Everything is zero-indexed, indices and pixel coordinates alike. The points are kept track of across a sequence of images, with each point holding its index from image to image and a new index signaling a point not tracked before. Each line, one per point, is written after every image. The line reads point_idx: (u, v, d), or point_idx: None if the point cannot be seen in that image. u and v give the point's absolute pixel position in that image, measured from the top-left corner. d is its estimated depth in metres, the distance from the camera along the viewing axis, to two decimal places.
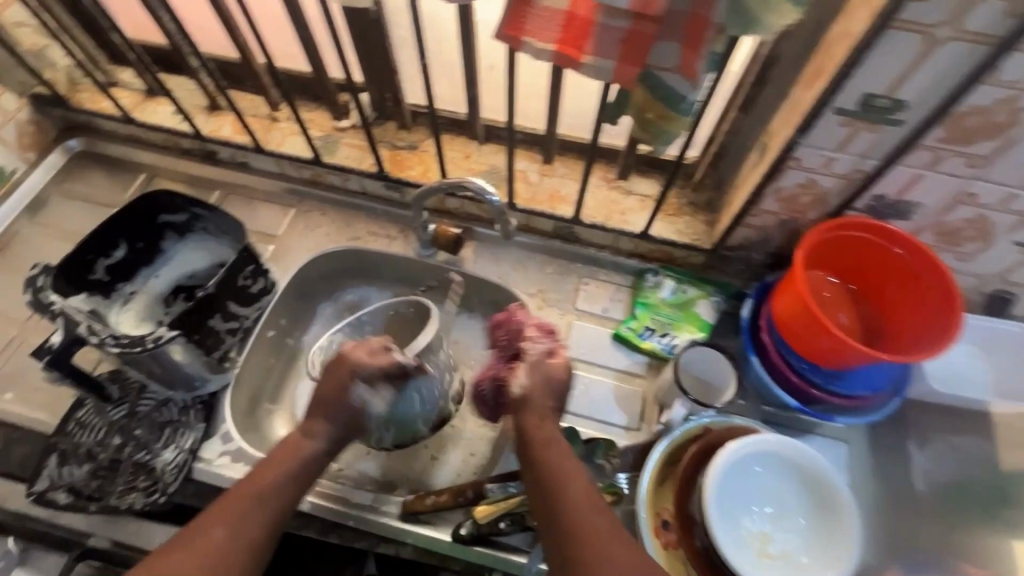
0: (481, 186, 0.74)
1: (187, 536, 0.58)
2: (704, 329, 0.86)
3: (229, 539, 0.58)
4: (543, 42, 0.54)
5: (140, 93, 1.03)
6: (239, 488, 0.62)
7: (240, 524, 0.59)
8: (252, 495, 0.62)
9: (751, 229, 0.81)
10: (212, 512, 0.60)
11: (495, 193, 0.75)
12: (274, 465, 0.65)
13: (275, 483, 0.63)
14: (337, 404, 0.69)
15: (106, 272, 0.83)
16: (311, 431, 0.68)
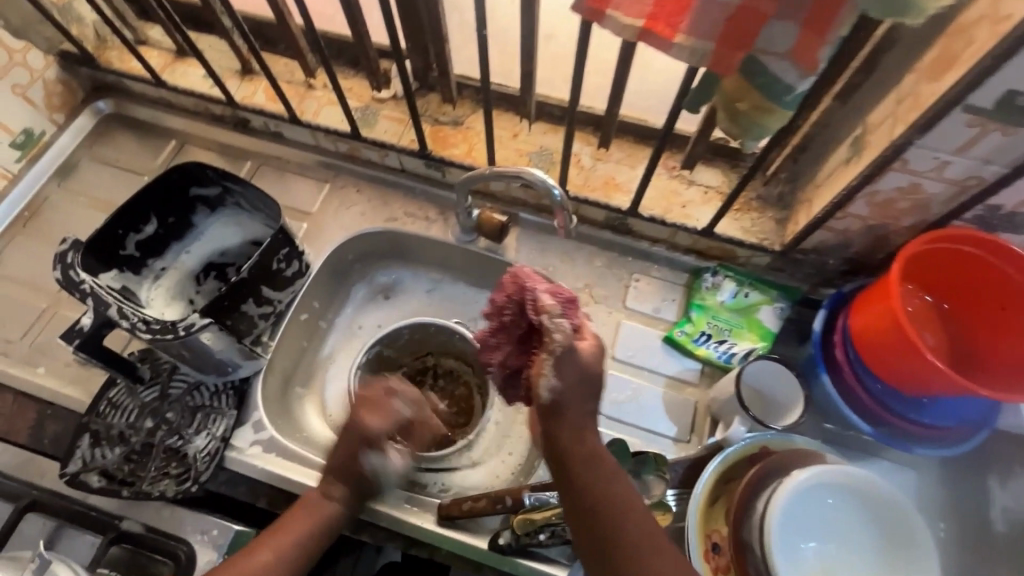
0: (542, 179, 0.68)
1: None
2: (765, 339, 0.79)
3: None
4: (631, 17, 0.46)
5: (171, 54, 0.98)
6: (263, 538, 0.61)
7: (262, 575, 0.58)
8: (276, 544, 0.61)
9: (832, 233, 0.73)
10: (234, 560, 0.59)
11: (555, 184, 0.68)
12: (297, 514, 0.64)
13: (297, 534, 0.62)
14: (352, 465, 0.66)
15: (137, 247, 0.80)
16: (332, 485, 0.66)
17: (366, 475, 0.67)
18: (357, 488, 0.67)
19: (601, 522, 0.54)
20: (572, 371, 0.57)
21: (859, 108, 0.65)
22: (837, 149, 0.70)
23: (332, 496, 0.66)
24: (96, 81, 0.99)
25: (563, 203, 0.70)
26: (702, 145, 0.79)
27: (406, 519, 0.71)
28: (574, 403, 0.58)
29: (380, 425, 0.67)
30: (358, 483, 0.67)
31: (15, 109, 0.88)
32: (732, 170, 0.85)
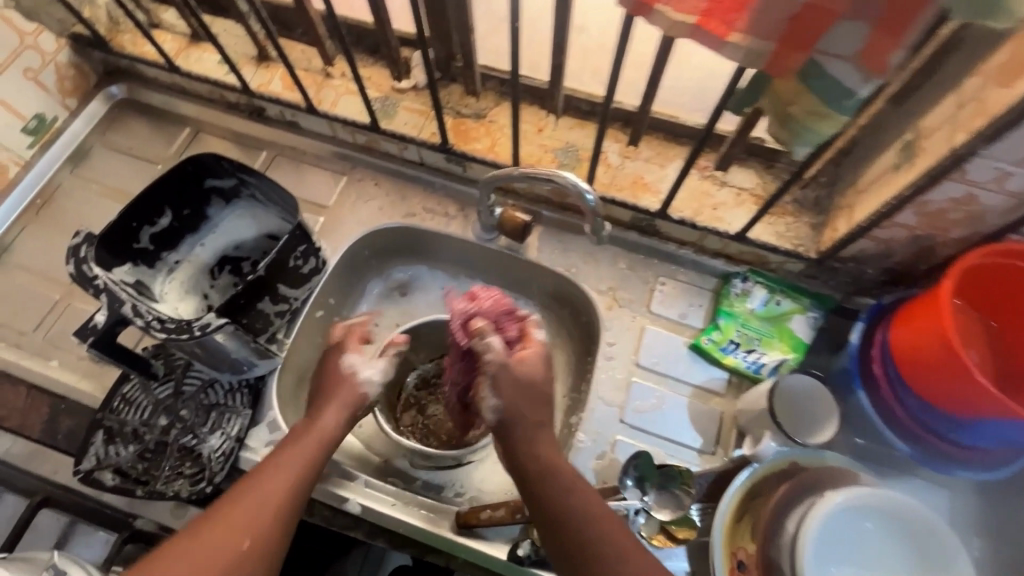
0: (574, 183, 0.65)
1: (215, 507, 0.57)
2: (797, 349, 0.76)
3: (254, 502, 0.57)
4: (682, 13, 0.43)
5: (185, 38, 0.95)
6: (266, 461, 0.61)
7: (266, 493, 0.58)
8: (277, 466, 0.60)
9: (875, 242, 0.69)
10: (239, 484, 0.59)
11: (588, 189, 0.65)
12: (296, 437, 0.64)
13: (296, 456, 0.62)
14: (336, 385, 0.69)
15: (151, 240, 0.78)
16: (322, 408, 0.67)
17: (338, 375, 0.70)
18: (344, 405, 0.68)
19: (571, 534, 0.55)
20: (508, 385, 0.66)
21: (913, 111, 0.61)
22: (886, 153, 0.66)
23: (322, 416, 0.66)
24: (109, 65, 0.97)
25: (595, 207, 0.66)
26: (739, 146, 0.75)
27: (423, 526, 0.69)
28: (522, 415, 0.65)
29: (353, 333, 0.74)
30: (345, 400, 0.68)
31: (27, 93, 0.86)
32: (767, 171, 0.81)
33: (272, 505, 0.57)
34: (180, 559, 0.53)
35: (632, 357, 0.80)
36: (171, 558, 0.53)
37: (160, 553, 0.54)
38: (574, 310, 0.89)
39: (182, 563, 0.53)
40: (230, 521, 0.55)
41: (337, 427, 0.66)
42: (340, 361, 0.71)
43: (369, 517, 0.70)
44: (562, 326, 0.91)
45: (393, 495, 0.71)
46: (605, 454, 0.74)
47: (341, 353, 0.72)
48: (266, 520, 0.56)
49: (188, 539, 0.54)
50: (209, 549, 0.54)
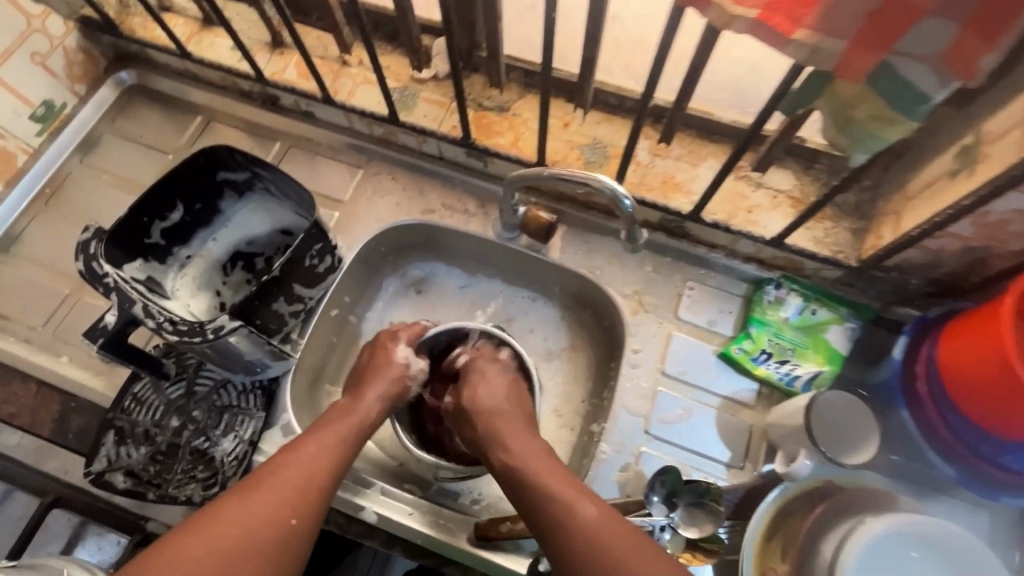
0: (611, 188, 0.62)
1: (261, 477, 0.59)
2: (833, 362, 0.73)
3: (301, 476, 0.59)
4: (745, 8, 0.39)
5: (197, 23, 0.91)
6: (307, 436, 0.64)
7: (311, 469, 0.60)
8: (320, 445, 0.63)
9: (925, 252, 0.65)
10: (282, 456, 0.61)
11: (626, 195, 0.62)
12: (335, 419, 0.67)
13: (334, 437, 0.65)
14: (384, 365, 0.74)
15: (162, 235, 0.75)
16: (362, 392, 0.71)
17: (382, 357, 0.75)
18: (384, 389, 0.72)
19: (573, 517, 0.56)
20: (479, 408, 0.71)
21: (976, 114, 0.57)
22: (940, 158, 0.62)
23: (363, 398, 0.70)
24: (119, 49, 0.93)
25: (633, 213, 0.64)
26: (779, 146, 0.71)
27: (440, 537, 0.67)
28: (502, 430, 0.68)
29: (410, 330, 0.78)
30: (386, 382, 0.72)
31: (35, 79, 0.83)
32: (806, 172, 0.77)
33: (317, 482, 0.60)
34: (231, 525, 0.54)
35: (657, 365, 0.77)
36: (220, 523, 0.54)
37: (204, 517, 0.55)
38: (597, 313, 0.85)
39: (231, 530, 0.54)
40: (278, 493, 0.57)
41: (374, 408, 0.70)
42: (389, 349, 0.75)
43: (385, 526, 0.68)
44: (584, 329, 0.88)
45: (409, 504, 0.69)
46: (629, 466, 0.72)
47: (394, 343, 0.76)
48: (311, 496, 0.59)
49: (236, 506, 0.56)
50: (257, 519, 0.55)
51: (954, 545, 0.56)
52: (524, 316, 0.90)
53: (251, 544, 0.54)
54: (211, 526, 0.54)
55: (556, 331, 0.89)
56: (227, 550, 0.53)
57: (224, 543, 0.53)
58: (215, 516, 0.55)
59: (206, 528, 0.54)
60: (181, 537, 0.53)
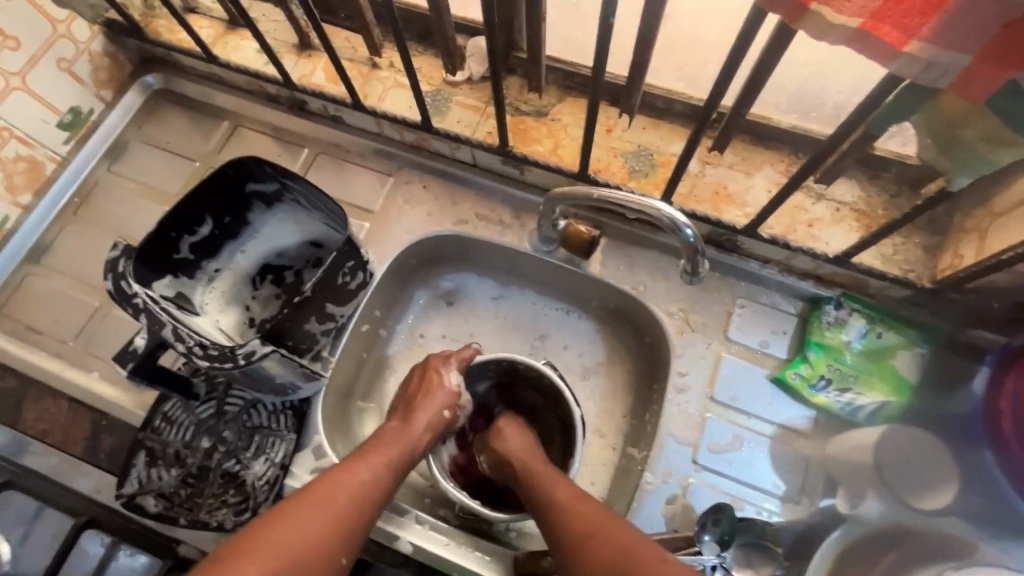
0: (670, 217, 0.57)
1: (316, 502, 0.56)
2: (899, 391, 0.67)
3: (355, 506, 0.57)
4: (845, 17, 0.37)
5: (222, 24, 0.88)
6: (356, 457, 0.61)
7: (364, 498, 0.58)
8: (372, 470, 0.61)
9: (1015, 276, 0.58)
10: (335, 479, 0.58)
11: (686, 222, 0.57)
12: (382, 441, 0.64)
13: (383, 460, 0.62)
14: (432, 396, 0.70)
15: (191, 250, 0.73)
16: (412, 414, 0.68)
17: (427, 387, 0.71)
18: (434, 416, 0.69)
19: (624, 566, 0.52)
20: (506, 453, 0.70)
21: None
22: None
23: (413, 423, 0.67)
24: (144, 52, 0.91)
25: (694, 242, 0.59)
26: (848, 157, 0.65)
27: (477, 570, 0.65)
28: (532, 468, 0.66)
29: (460, 354, 0.74)
30: (434, 408, 0.69)
31: (61, 86, 0.81)
32: (873, 182, 0.71)
33: (368, 514, 0.58)
34: (282, 558, 0.51)
35: (705, 390, 0.72)
36: (275, 555, 0.51)
37: (255, 546, 0.51)
38: (638, 330, 0.81)
39: (286, 564, 0.51)
40: (335, 527, 0.55)
41: (421, 437, 0.67)
42: (440, 374, 0.72)
43: (419, 557, 0.66)
44: (623, 346, 0.83)
45: (445, 534, 0.67)
46: (676, 498, 0.67)
47: (446, 367, 0.73)
48: (360, 528, 0.57)
49: (291, 538, 0.53)
50: (312, 555, 0.53)
51: None
52: (560, 333, 0.86)
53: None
54: (264, 558, 0.51)
55: (594, 347, 0.84)
56: None
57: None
58: (269, 546, 0.52)
59: (260, 560, 0.50)
60: (231, 564, 0.50)
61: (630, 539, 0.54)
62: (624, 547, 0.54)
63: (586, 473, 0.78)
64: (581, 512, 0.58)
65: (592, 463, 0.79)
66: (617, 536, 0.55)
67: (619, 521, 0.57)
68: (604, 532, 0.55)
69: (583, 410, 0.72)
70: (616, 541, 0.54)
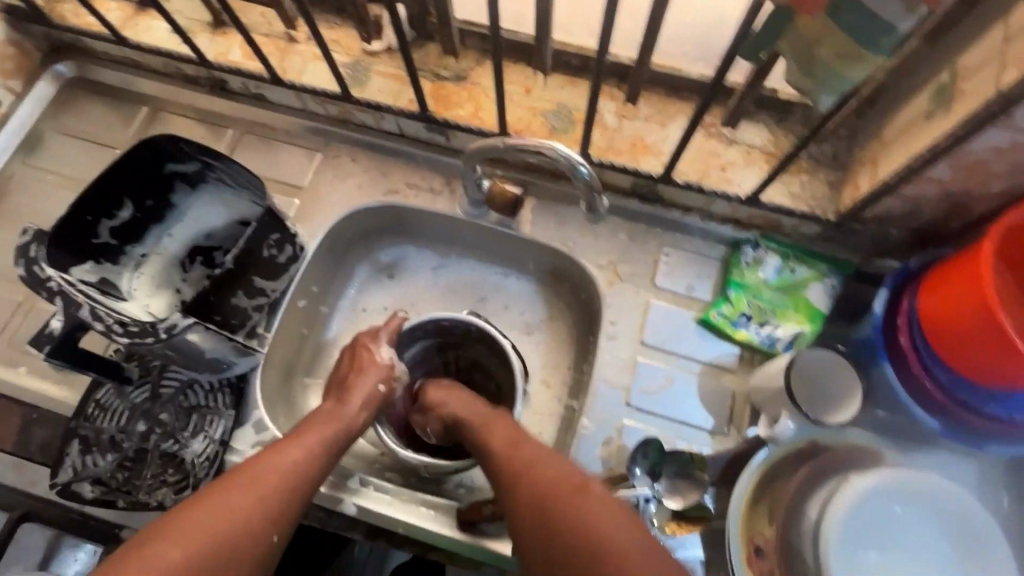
0: (565, 154, 0.60)
1: (242, 481, 0.55)
2: (813, 321, 0.71)
3: (282, 481, 0.57)
4: None
5: (132, 6, 0.86)
6: (290, 438, 0.61)
7: (294, 477, 0.58)
8: (301, 451, 0.60)
9: (904, 199, 0.62)
10: (266, 460, 0.58)
11: (580, 160, 0.60)
12: (316, 423, 0.65)
13: (315, 440, 0.62)
14: (363, 372, 0.72)
15: (111, 235, 0.72)
16: (346, 397, 0.69)
17: (358, 368, 0.72)
18: (368, 394, 0.70)
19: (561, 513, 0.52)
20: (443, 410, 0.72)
21: (948, 50, 0.55)
22: (919, 98, 0.59)
23: (348, 403, 0.68)
24: (53, 40, 0.88)
25: (590, 180, 0.62)
26: (748, 98, 0.68)
27: (423, 525, 0.66)
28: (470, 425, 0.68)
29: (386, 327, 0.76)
30: (370, 384, 0.71)
31: None
32: (779, 125, 0.74)
33: (299, 493, 0.58)
34: (207, 534, 0.50)
35: (636, 336, 0.75)
36: (196, 532, 0.50)
37: (173, 528, 0.50)
38: (574, 287, 0.83)
39: (206, 543, 0.50)
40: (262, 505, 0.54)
41: (357, 413, 0.68)
42: (371, 352, 0.74)
43: (366, 517, 0.67)
44: (562, 303, 0.85)
45: (390, 493, 0.68)
46: (612, 439, 0.70)
47: (375, 344, 0.75)
48: (291, 506, 0.57)
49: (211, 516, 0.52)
50: (236, 532, 0.52)
51: (936, 494, 0.56)
52: (500, 295, 0.87)
53: (228, 559, 0.51)
54: (189, 534, 0.50)
55: (533, 306, 0.86)
56: (207, 561, 0.49)
57: (205, 553, 0.50)
58: (186, 527, 0.50)
59: (181, 537, 0.50)
60: (156, 546, 0.49)
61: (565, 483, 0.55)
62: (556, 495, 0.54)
63: (532, 427, 0.81)
64: (518, 469, 0.58)
65: (537, 416, 0.81)
66: (543, 477, 0.56)
67: (553, 464, 0.58)
68: (535, 482, 0.56)
69: (521, 363, 0.75)
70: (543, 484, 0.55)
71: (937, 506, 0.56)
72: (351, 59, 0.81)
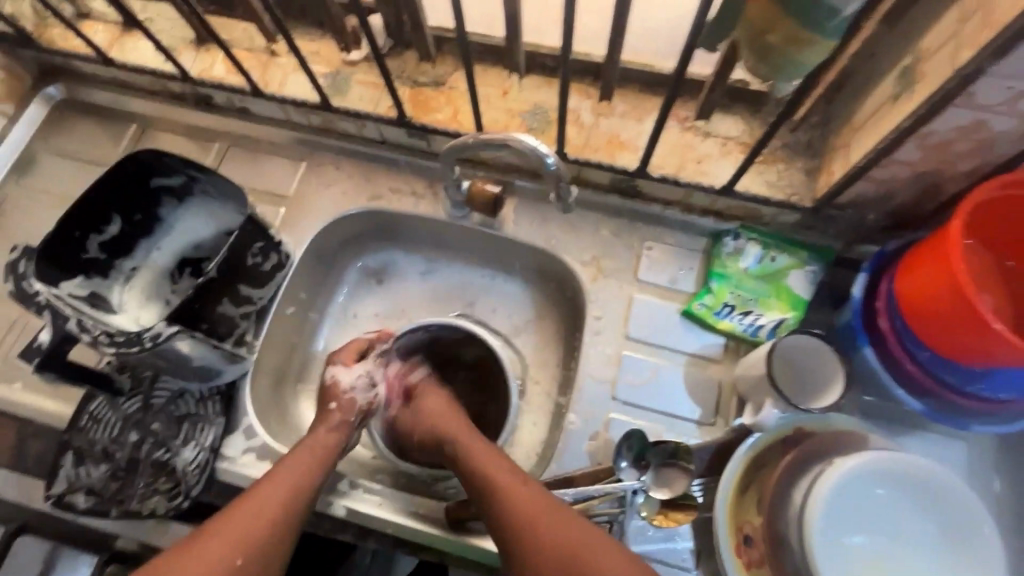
0: (533, 146, 0.61)
1: (228, 527, 0.56)
2: (796, 307, 0.71)
3: (256, 519, 0.57)
4: None
5: (117, 27, 0.88)
6: (276, 470, 0.61)
7: (276, 519, 0.58)
8: (281, 487, 0.60)
9: (876, 182, 0.63)
10: (251, 503, 0.58)
11: (547, 151, 0.60)
12: (303, 452, 0.64)
13: (297, 474, 0.62)
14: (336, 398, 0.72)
15: (100, 249, 0.74)
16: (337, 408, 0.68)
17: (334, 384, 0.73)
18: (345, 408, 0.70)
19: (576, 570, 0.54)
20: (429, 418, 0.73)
21: (909, 31, 0.56)
22: (885, 81, 0.59)
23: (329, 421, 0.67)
24: (43, 64, 0.91)
25: (557, 170, 0.62)
26: (717, 89, 0.68)
27: (413, 524, 0.67)
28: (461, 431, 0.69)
29: (348, 350, 0.76)
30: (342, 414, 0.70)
31: None
32: (753, 115, 0.75)
33: (286, 536, 0.58)
34: None
35: (620, 330, 0.75)
36: None
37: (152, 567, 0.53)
38: (560, 285, 0.84)
39: None
40: (240, 546, 0.55)
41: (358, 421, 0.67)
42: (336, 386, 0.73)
43: (356, 519, 0.68)
44: (548, 301, 0.86)
45: (380, 494, 0.69)
46: (599, 433, 0.70)
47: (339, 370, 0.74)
48: (277, 552, 0.57)
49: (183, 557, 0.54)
50: None
51: (925, 476, 0.55)
52: (487, 296, 0.88)
53: None
54: None
55: (520, 305, 0.87)
56: None
57: None
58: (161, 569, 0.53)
59: None
60: None
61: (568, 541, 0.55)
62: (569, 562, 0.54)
63: (523, 424, 0.81)
64: (501, 506, 0.59)
65: (527, 414, 0.81)
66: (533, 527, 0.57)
67: (558, 506, 0.58)
68: (537, 541, 0.56)
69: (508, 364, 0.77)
70: (546, 543, 0.56)
71: (920, 488, 0.56)
72: (331, 69, 0.83)
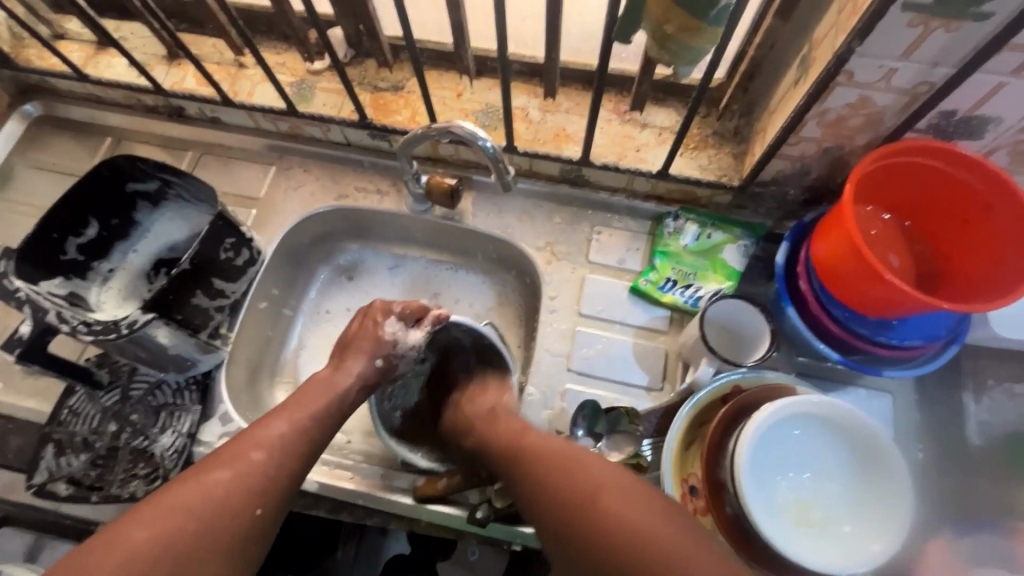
0: (472, 132, 0.67)
1: (225, 460, 0.54)
2: (730, 279, 0.77)
3: (275, 470, 0.56)
4: None
5: (92, 46, 0.93)
6: (277, 412, 0.61)
7: (275, 447, 0.57)
8: (280, 434, 0.58)
9: (790, 160, 0.70)
10: (247, 439, 0.57)
11: (483, 137, 0.67)
12: (302, 399, 0.64)
13: (306, 411, 0.62)
14: (369, 337, 0.72)
15: (79, 251, 0.78)
16: (344, 366, 0.69)
17: (354, 329, 0.74)
18: (363, 370, 0.70)
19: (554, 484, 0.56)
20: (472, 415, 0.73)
21: (803, 23, 0.63)
22: (788, 69, 0.67)
23: (343, 372, 0.69)
24: (21, 82, 0.95)
25: (496, 154, 0.68)
26: (647, 82, 0.76)
27: (382, 495, 0.72)
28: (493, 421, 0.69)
29: (409, 305, 0.74)
30: (366, 358, 0.70)
31: None
32: (684, 108, 0.82)
33: (283, 476, 0.56)
34: (180, 513, 0.50)
35: (574, 308, 0.80)
36: (165, 514, 0.50)
37: (156, 503, 0.51)
38: (519, 272, 0.89)
39: (192, 528, 0.50)
40: (260, 496, 0.54)
41: (350, 387, 0.68)
42: (378, 322, 0.73)
43: (328, 493, 0.72)
44: (509, 288, 0.91)
45: (352, 470, 0.74)
46: (555, 404, 0.75)
47: (385, 317, 0.73)
48: (283, 483, 0.56)
49: (201, 497, 0.52)
50: (219, 513, 0.51)
51: (838, 416, 0.61)
52: (451, 287, 0.93)
53: (214, 543, 0.50)
54: (164, 520, 0.49)
55: (482, 294, 0.92)
56: (186, 539, 0.49)
57: (178, 540, 0.49)
58: (172, 509, 0.50)
59: (152, 521, 0.49)
60: (127, 525, 0.49)
61: (570, 468, 0.56)
62: (560, 486, 0.55)
63: None
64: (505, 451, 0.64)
65: None
66: (538, 463, 0.59)
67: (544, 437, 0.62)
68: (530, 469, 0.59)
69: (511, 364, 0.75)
70: (541, 470, 0.58)
71: (834, 427, 0.62)
72: (297, 77, 0.89)
